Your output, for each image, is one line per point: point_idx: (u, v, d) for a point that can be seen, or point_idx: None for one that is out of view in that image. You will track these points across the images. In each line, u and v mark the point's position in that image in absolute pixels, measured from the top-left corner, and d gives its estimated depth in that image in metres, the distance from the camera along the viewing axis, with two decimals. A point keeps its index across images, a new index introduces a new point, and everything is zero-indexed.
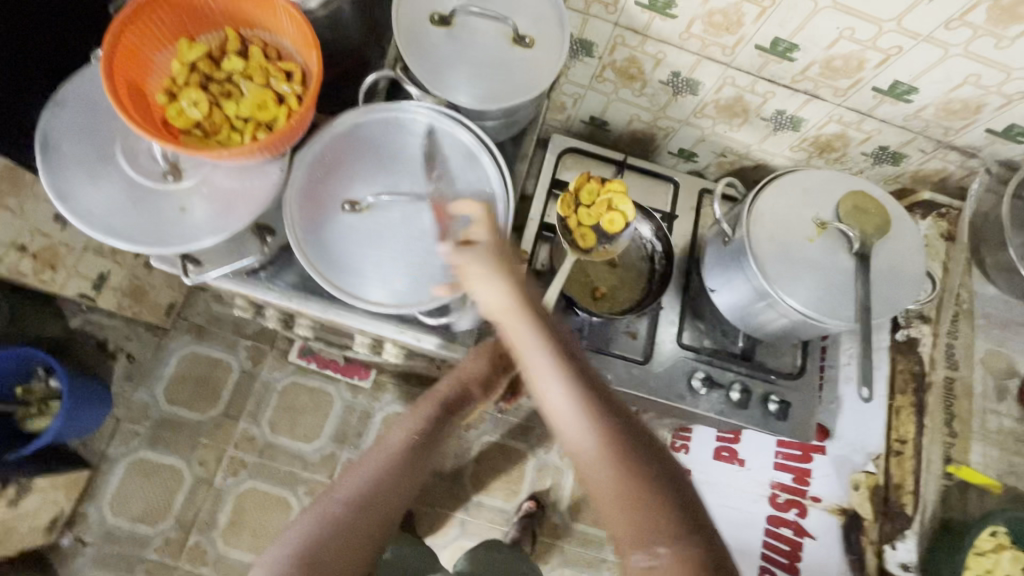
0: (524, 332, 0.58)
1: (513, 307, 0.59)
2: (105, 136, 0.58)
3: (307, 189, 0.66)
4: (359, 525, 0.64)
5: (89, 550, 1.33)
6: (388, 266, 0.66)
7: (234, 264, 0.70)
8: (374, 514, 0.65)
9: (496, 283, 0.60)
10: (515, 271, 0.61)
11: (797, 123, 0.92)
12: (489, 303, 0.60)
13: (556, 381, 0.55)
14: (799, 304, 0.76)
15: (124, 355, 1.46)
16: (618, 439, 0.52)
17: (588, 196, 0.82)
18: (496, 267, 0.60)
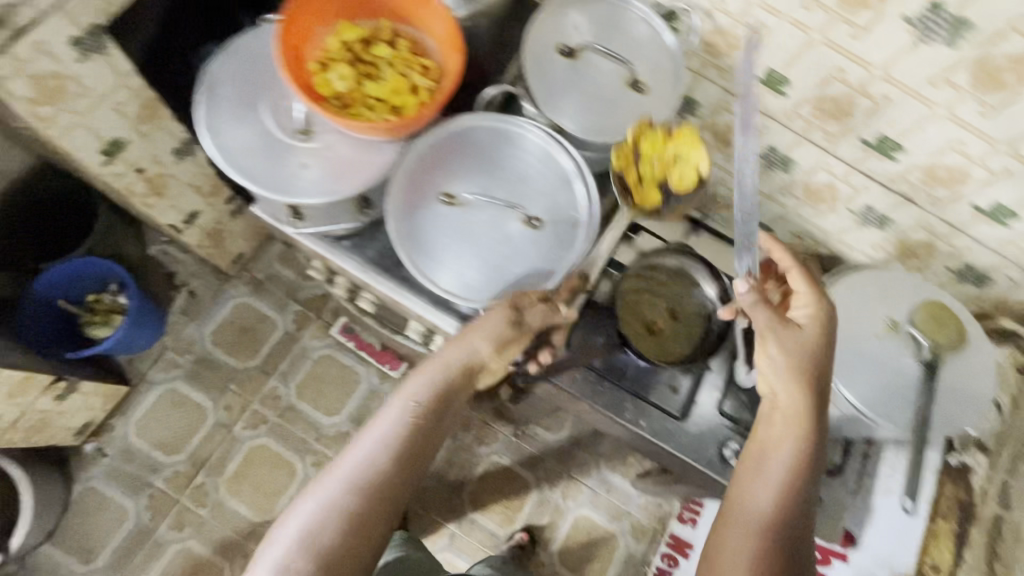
0: (794, 418, 0.68)
1: (799, 394, 0.68)
2: (256, 89, 0.66)
3: (412, 174, 0.70)
4: (372, 517, 0.61)
5: (106, 461, 1.40)
6: (467, 262, 0.70)
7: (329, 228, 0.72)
8: (377, 497, 0.61)
9: (787, 354, 0.68)
10: (822, 362, 0.69)
11: (884, 222, 0.92)
12: (779, 376, 0.70)
13: (784, 467, 0.67)
14: (853, 398, 0.75)
15: (187, 290, 1.55)
16: (786, 531, 0.64)
17: (651, 146, 0.75)
18: (797, 345, 0.68)
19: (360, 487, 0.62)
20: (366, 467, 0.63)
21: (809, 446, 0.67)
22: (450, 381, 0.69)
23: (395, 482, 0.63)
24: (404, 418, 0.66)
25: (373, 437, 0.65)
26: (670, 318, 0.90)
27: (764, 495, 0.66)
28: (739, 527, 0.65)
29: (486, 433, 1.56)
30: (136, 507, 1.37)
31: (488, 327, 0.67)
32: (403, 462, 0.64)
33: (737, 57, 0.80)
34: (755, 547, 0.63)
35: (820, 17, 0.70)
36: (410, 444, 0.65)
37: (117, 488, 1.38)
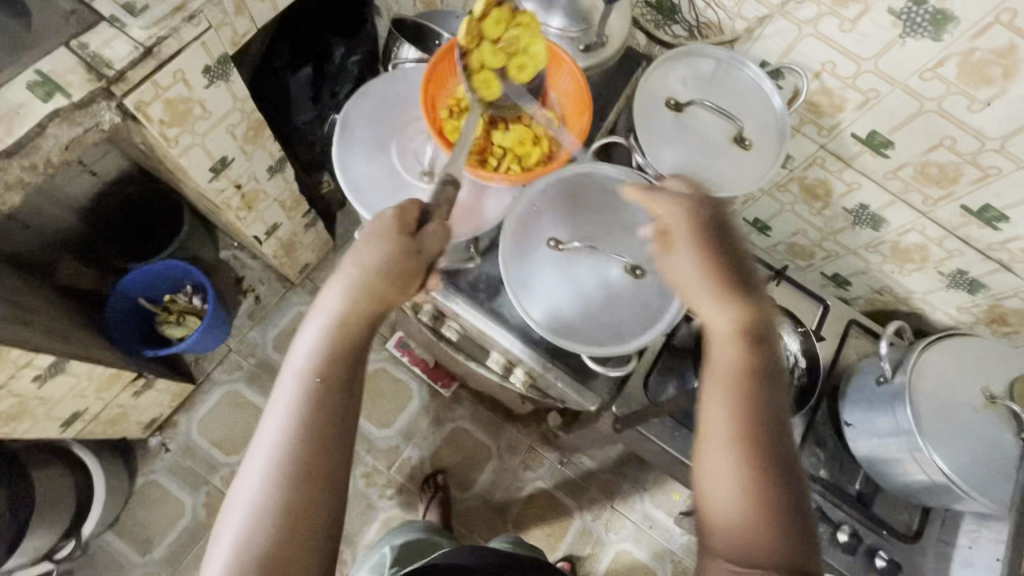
0: (716, 339, 0.59)
1: (722, 317, 0.59)
2: (387, 130, 0.70)
3: (522, 220, 0.73)
4: (304, 498, 0.52)
5: (168, 456, 1.45)
6: (568, 308, 0.72)
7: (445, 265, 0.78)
8: (302, 473, 0.53)
9: (693, 269, 0.61)
10: (726, 266, 0.60)
11: (975, 287, 0.91)
12: (698, 303, 0.61)
13: (720, 401, 0.56)
14: (947, 468, 0.74)
15: (253, 295, 1.61)
16: (768, 476, 0.52)
17: (495, 26, 0.66)
18: (699, 259, 0.61)
19: (279, 471, 0.52)
20: (281, 451, 0.53)
21: (758, 370, 0.57)
22: (355, 330, 0.60)
23: (318, 452, 0.54)
24: (306, 385, 0.56)
25: (278, 414, 0.55)
26: None
27: (722, 436, 0.54)
28: (719, 481, 0.53)
29: (532, 458, 1.57)
30: (194, 503, 1.42)
31: (369, 259, 0.60)
32: (319, 430, 0.55)
33: (840, 116, 0.81)
34: (737, 490, 0.52)
35: (936, 88, 0.70)
36: (324, 408, 0.56)
37: (177, 483, 1.43)
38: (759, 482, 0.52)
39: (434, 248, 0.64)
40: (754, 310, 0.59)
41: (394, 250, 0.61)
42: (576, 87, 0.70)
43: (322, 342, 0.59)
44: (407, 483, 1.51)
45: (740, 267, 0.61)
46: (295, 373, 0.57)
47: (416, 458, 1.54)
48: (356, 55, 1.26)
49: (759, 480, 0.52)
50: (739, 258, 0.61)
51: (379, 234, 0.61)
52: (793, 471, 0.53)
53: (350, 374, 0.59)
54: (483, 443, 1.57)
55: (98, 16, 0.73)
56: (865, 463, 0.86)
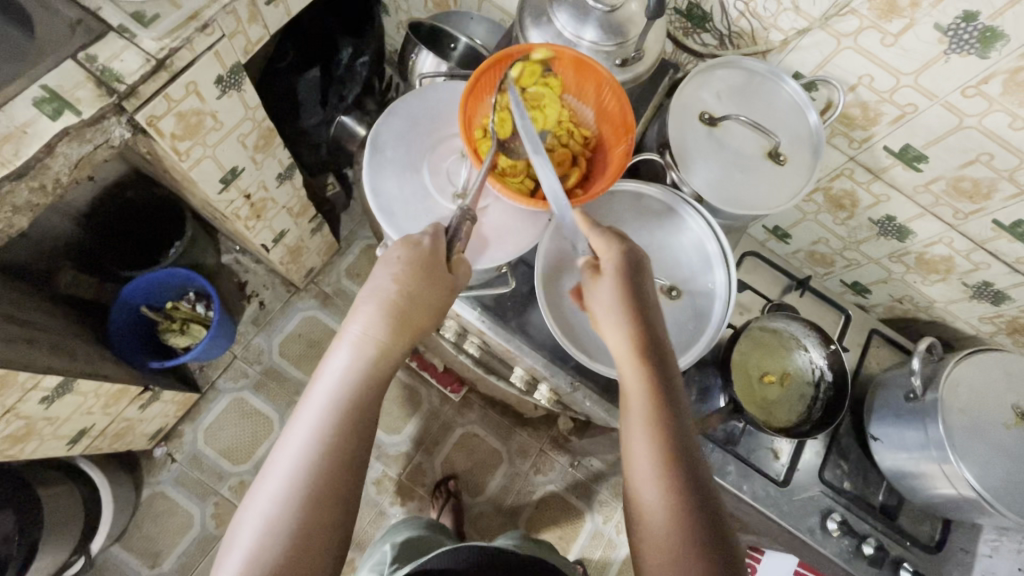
0: (628, 366, 0.61)
1: (630, 345, 0.61)
2: (417, 150, 0.68)
3: (556, 241, 0.72)
4: (319, 521, 0.54)
5: (174, 466, 1.42)
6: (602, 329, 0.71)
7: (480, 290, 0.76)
8: (317, 497, 0.54)
9: (609, 300, 0.62)
10: (639, 294, 0.62)
11: (1000, 299, 0.91)
12: (611, 334, 0.63)
13: (642, 436, 0.58)
14: (976, 482, 0.73)
15: (257, 300, 1.58)
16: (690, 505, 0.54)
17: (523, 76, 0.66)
18: (613, 291, 0.62)
19: (292, 491, 0.54)
20: (294, 471, 0.55)
21: (663, 390, 0.60)
22: (376, 358, 0.60)
23: (331, 477, 0.55)
24: (325, 410, 0.58)
25: (298, 434, 0.57)
26: (780, 386, 0.89)
27: (646, 468, 0.56)
28: (646, 506, 0.55)
29: (543, 461, 1.56)
30: (202, 514, 1.39)
31: (389, 287, 0.60)
32: (336, 453, 0.56)
33: (874, 129, 0.80)
34: (662, 513, 0.54)
35: (978, 104, 0.69)
36: (341, 433, 0.57)
37: (185, 494, 1.41)
38: (680, 505, 0.54)
39: (463, 280, 0.64)
40: (657, 336, 0.62)
41: (422, 279, 0.60)
42: (619, 106, 0.66)
43: (347, 366, 0.59)
44: (418, 489, 1.50)
45: (646, 294, 0.63)
46: (318, 396, 0.59)
47: (426, 463, 1.52)
48: (364, 56, 1.21)
49: (679, 501, 0.54)
50: (647, 285, 0.63)
51: (413, 260, 0.60)
52: (710, 490, 0.56)
53: (371, 401, 0.60)
54: (493, 448, 1.56)
55: (108, 26, 0.70)
56: (891, 477, 0.87)
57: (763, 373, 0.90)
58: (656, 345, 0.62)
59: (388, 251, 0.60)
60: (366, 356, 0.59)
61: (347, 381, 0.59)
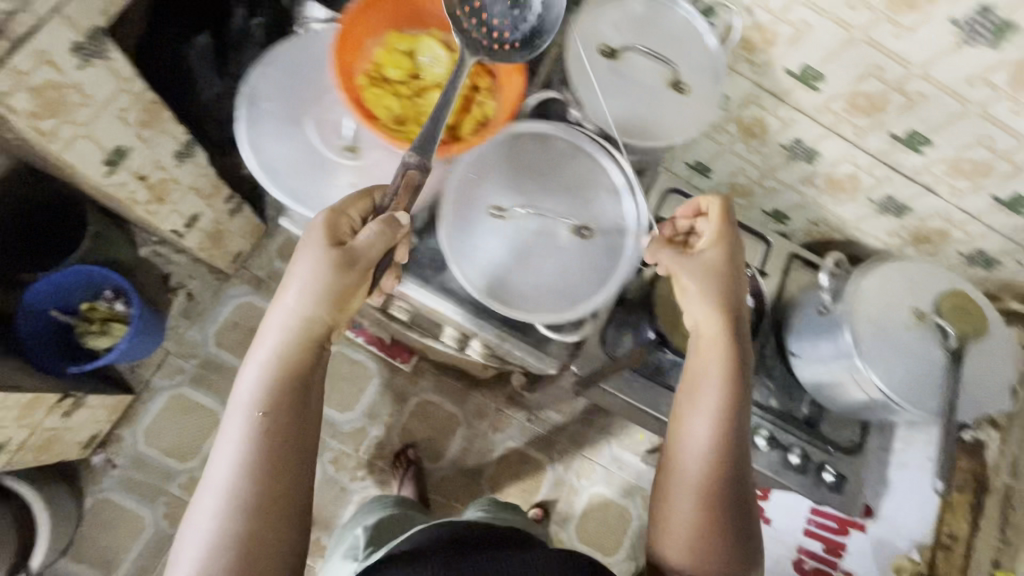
0: (709, 337, 0.66)
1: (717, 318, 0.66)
2: (299, 103, 0.62)
3: (459, 189, 0.68)
4: (264, 525, 0.52)
5: (116, 472, 1.37)
6: (518, 275, 0.69)
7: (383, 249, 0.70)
8: (260, 504, 0.52)
9: (700, 282, 0.66)
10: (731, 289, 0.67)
11: (902, 211, 0.95)
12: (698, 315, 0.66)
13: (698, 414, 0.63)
14: (883, 384, 0.78)
15: (184, 292, 1.49)
16: (726, 484, 0.60)
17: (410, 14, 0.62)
18: (706, 276, 0.67)
19: (233, 506, 0.52)
20: (228, 488, 0.52)
21: (736, 378, 0.64)
22: (302, 351, 0.58)
23: (273, 479, 0.53)
24: (255, 412, 0.55)
25: (228, 446, 0.54)
26: None
27: (698, 441, 0.61)
28: (686, 475, 0.61)
29: (500, 419, 1.58)
30: (154, 515, 1.35)
31: (320, 278, 0.57)
32: (273, 462, 0.54)
33: (773, 51, 0.80)
34: (699, 481, 0.60)
35: (864, 16, 0.70)
36: (272, 433, 0.55)
37: (133, 498, 1.36)
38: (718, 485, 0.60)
39: (371, 255, 0.59)
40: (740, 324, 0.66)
41: (333, 267, 0.57)
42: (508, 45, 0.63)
43: (267, 369, 0.56)
44: (378, 462, 1.50)
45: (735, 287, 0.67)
46: (243, 398, 0.56)
47: (383, 436, 1.51)
48: (257, 16, 1.12)
49: (721, 477, 0.60)
50: (733, 287, 0.67)
51: (318, 247, 0.57)
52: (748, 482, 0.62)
53: (301, 396, 0.57)
54: (450, 412, 1.56)
55: None
56: (812, 391, 0.91)
57: None
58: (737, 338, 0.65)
59: (303, 240, 0.57)
60: (292, 355, 0.57)
61: (275, 380, 0.56)
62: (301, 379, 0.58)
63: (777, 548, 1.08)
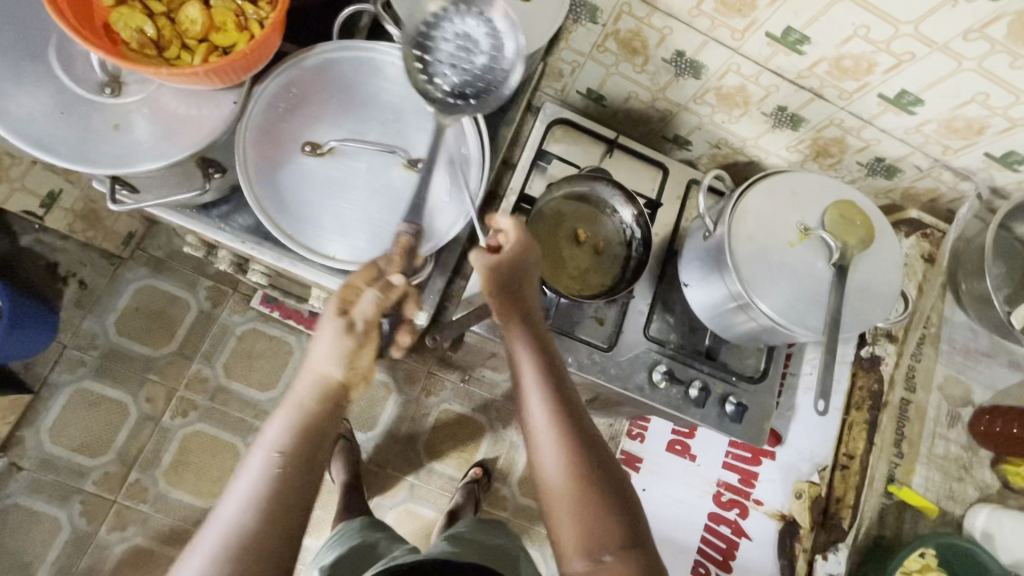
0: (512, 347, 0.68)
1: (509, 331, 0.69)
2: (38, 33, 0.54)
3: (264, 126, 0.63)
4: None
5: (23, 475, 1.30)
6: (337, 214, 0.63)
7: (172, 199, 0.59)
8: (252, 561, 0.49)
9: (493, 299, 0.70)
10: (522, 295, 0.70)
11: (797, 122, 0.89)
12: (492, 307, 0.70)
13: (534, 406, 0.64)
14: (769, 309, 0.73)
15: (76, 280, 1.38)
16: (587, 464, 0.60)
17: None
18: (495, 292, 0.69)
19: (224, 557, 0.49)
20: (227, 537, 0.50)
21: (545, 359, 0.67)
22: (321, 409, 0.57)
23: (267, 535, 0.50)
24: (267, 464, 0.53)
25: (236, 493, 0.52)
26: (593, 253, 0.86)
27: (543, 433, 0.62)
28: (555, 503, 0.59)
29: (432, 382, 1.53)
30: (69, 515, 1.29)
31: (338, 344, 0.57)
32: (275, 519, 0.51)
33: None
34: (558, 469, 0.60)
35: None
36: (281, 488, 0.52)
37: (43, 501, 1.29)
38: (576, 470, 0.60)
39: (371, 318, 0.58)
40: (530, 322, 0.70)
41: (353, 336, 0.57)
42: None
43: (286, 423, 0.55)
44: None
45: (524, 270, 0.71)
46: (261, 448, 0.55)
47: None
48: None
49: (573, 459, 0.60)
50: (520, 271, 0.71)
51: (335, 312, 0.57)
52: (608, 459, 0.62)
53: (315, 454, 0.55)
54: (379, 381, 1.51)
55: None
56: (709, 322, 0.85)
57: (576, 231, 0.86)
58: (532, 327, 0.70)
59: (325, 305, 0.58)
60: (311, 413, 0.56)
61: (289, 436, 0.55)
62: (319, 440, 0.56)
63: (698, 483, 1.02)
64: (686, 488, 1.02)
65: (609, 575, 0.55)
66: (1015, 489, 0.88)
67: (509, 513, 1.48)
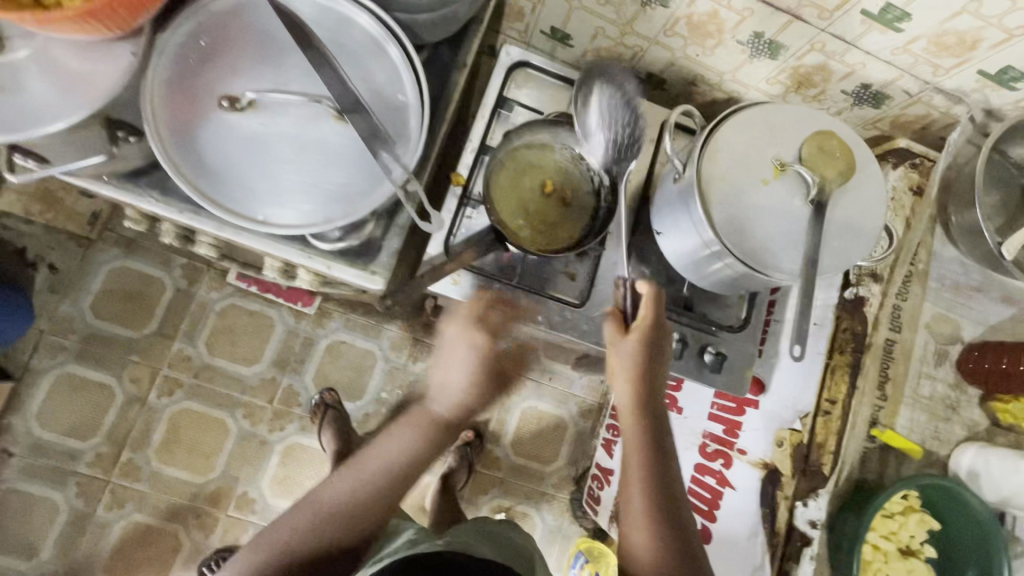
0: (626, 421, 0.73)
1: (631, 411, 0.73)
2: None
3: (174, 82, 0.59)
4: (347, 525, 0.69)
5: (16, 461, 1.30)
6: (268, 174, 0.60)
7: (80, 165, 0.55)
8: (347, 517, 0.69)
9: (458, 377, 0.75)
10: (650, 379, 0.73)
11: (775, 49, 0.82)
12: (617, 392, 0.73)
13: (631, 450, 0.72)
14: (745, 254, 0.69)
15: (46, 265, 1.35)
16: (665, 514, 0.68)
17: None
18: (631, 368, 0.72)
19: (324, 513, 0.69)
20: (335, 503, 0.70)
21: (650, 419, 0.73)
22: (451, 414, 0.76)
23: (364, 505, 0.70)
24: (386, 461, 0.73)
25: (347, 475, 0.73)
26: (560, 205, 0.82)
27: (637, 468, 0.71)
28: (633, 529, 0.68)
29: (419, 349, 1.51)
30: (65, 497, 1.31)
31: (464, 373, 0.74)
32: (373, 501, 0.71)
33: None
34: (641, 505, 0.69)
35: None
36: (386, 482, 0.72)
37: (38, 484, 1.30)
38: (653, 518, 0.68)
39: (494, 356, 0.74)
40: (655, 390, 0.73)
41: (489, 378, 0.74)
42: None
43: (400, 445, 0.74)
44: (295, 410, 1.43)
45: (662, 355, 0.73)
46: (383, 452, 0.74)
47: (297, 384, 1.43)
48: None
49: (653, 502, 0.69)
50: (659, 350, 0.73)
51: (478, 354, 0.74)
52: (682, 516, 0.69)
53: (417, 465, 0.74)
54: (365, 350, 1.48)
55: None
56: (685, 272, 0.81)
57: (543, 181, 0.82)
58: (654, 394, 0.73)
59: (471, 341, 0.74)
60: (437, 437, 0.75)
61: (416, 445, 0.75)
62: (426, 457, 0.75)
63: (685, 436, 0.99)
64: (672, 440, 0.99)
65: None
66: (1004, 427, 0.86)
67: (502, 473, 1.49)
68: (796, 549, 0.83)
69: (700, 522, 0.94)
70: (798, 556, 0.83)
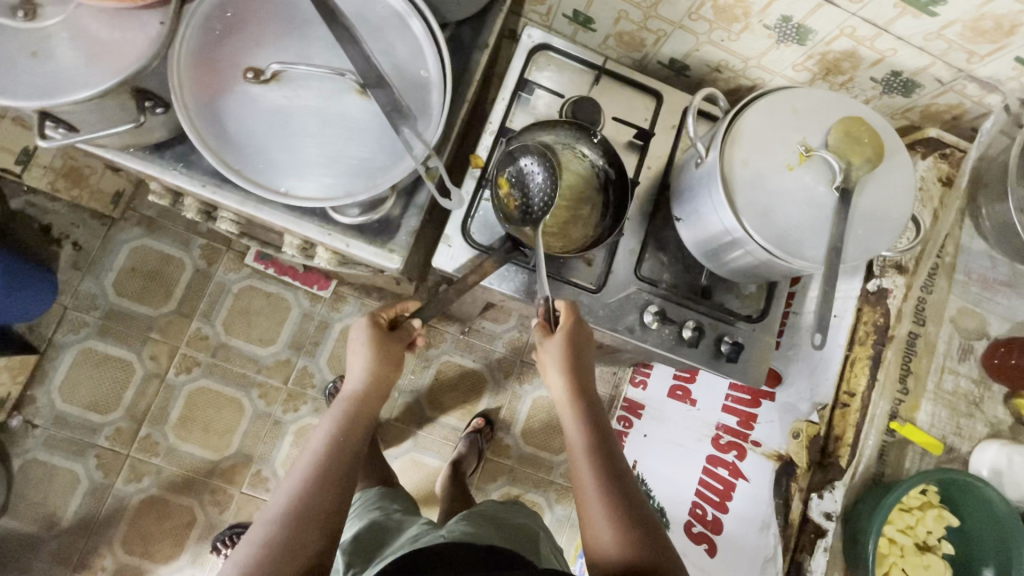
0: (567, 413, 0.74)
1: (567, 399, 0.75)
2: None
3: (202, 54, 0.60)
4: (307, 525, 0.61)
5: (39, 432, 1.34)
6: (289, 148, 0.61)
7: (105, 134, 0.56)
8: (311, 515, 0.62)
9: (360, 370, 0.76)
10: (580, 367, 0.75)
11: (803, 34, 0.80)
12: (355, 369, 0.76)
13: (577, 434, 0.72)
14: (764, 241, 0.68)
15: (70, 242, 1.38)
16: (616, 481, 0.68)
17: None
18: (557, 357, 0.75)
19: (286, 515, 0.62)
20: (288, 508, 0.62)
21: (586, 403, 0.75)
22: (374, 389, 0.76)
23: (318, 500, 0.63)
24: (325, 446, 0.69)
25: (292, 478, 0.66)
26: (572, 192, 0.82)
27: (581, 449, 0.71)
28: (589, 502, 0.67)
29: (432, 335, 1.52)
30: (86, 468, 1.34)
31: (363, 357, 0.76)
32: (327, 485, 0.65)
33: None
34: (593, 477, 0.68)
35: None
36: (331, 466, 0.67)
37: (60, 456, 1.34)
38: (604, 487, 0.67)
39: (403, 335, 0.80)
40: (583, 377, 0.76)
41: (382, 356, 0.77)
42: None
43: (328, 438, 0.70)
44: (309, 391, 1.44)
45: (584, 345, 0.76)
46: (317, 442, 0.70)
47: (312, 365, 1.45)
48: None
49: (602, 475, 0.68)
50: (581, 338, 0.77)
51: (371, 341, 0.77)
52: (631, 482, 0.68)
53: (358, 445, 0.71)
54: None
55: None
56: (705, 260, 0.80)
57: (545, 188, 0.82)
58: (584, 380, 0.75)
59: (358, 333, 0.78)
60: (356, 411, 0.74)
61: (342, 425, 0.72)
62: (360, 435, 0.73)
63: (698, 427, 1.02)
64: (686, 432, 1.04)
65: (616, 554, 0.62)
66: None
67: (512, 461, 1.49)
68: (809, 541, 0.81)
69: (711, 512, 0.95)
70: (811, 548, 0.80)
